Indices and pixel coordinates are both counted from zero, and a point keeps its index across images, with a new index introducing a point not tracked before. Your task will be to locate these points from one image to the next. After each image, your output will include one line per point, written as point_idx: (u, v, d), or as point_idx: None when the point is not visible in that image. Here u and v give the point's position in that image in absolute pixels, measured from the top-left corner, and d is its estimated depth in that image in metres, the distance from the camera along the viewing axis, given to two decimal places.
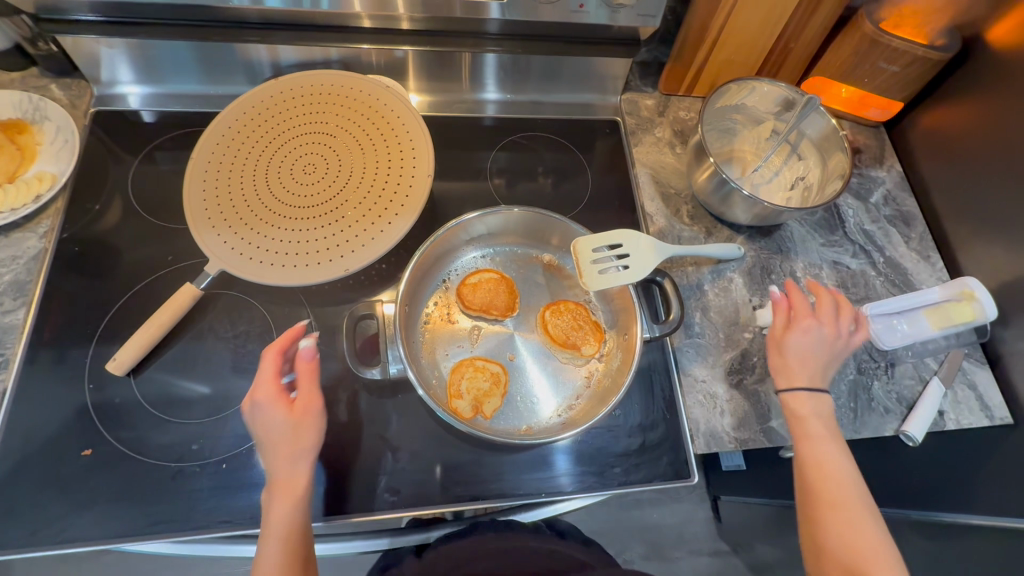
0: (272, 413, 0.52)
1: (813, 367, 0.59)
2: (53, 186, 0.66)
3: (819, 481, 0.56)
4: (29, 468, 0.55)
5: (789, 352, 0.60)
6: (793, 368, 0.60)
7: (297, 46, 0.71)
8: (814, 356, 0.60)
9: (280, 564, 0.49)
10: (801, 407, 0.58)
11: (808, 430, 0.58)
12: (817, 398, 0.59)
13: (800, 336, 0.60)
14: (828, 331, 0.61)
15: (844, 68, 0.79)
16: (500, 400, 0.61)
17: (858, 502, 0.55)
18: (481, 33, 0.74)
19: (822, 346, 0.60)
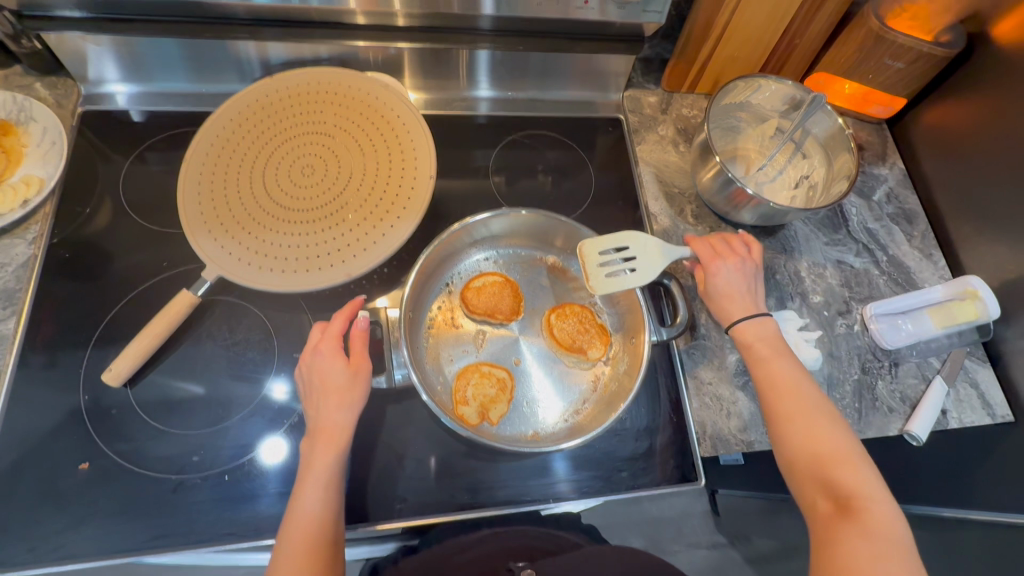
0: (330, 361, 0.52)
1: (744, 300, 0.58)
2: (41, 190, 0.64)
3: (779, 400, 0.52)
4: (23, 483, 0.53)
5: (713, 295, 0.59)
6: (724, 304, 0.58)
7: (285, 43, 0.69)
8: (740, 287, 0.58)
9: (319, 511, 0.48)
10: (748, 333, 0.56)
11: (758, 355, 0.55)
12: (760, 325, 0.57)
13: (716, 274, 0.59)
14: (740, 261, 0.59)
15: (849, 65, 0.78)
16: (507, 406, 0.61)
17: (821, 410, 0.51)
18: (473, 30, 0.72)
19: (745, 278, 0.59)
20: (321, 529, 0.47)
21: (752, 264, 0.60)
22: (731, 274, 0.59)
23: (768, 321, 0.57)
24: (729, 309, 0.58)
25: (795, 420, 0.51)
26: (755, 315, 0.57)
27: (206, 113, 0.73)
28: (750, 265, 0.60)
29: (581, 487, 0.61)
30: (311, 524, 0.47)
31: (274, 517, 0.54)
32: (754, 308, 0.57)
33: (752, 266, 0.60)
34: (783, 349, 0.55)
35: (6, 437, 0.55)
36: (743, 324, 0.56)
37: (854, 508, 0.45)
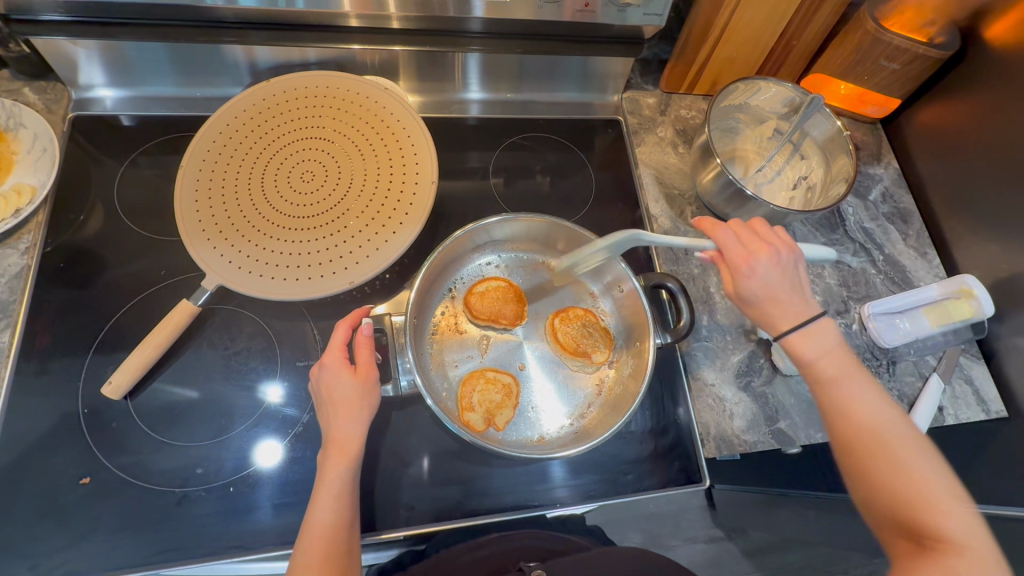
0: (336, 374, 0.52)
1: (791, 305, 0.48)
2: (33, 199, 0.63)
3: (849, 428, 0.45)
4: (24, 500, 0.52)
5: (750, 300, 0.49)
6: (771, 311, 0.48)
7: (273, 46, 0.68)
8: (785, 289, 0.48)
9: (331, 520, 0.48)
10: (806, 349, 0.47)
11: (819, 375, 0.47)
12: (813, 334, 0.47)
13: (749, 279, 0.48)
14: (779, 254, 0.49)
15: (844, 67, 0.79)
16: (513, 411, 0.60)
17: (901, 440, 0.44)
18: (463, 32, 0.71)
19: (789, 276, 0.48)
20: (334, 538, 0.47)
21: (791, 255, 0.49)
22: (768, 275, 0.48)
23: (826, 326, 0.48)
24: (774, 316, 0.48)
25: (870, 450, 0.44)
26: (805, 323, 0.47)
27: (200, 117, 0.72)
28: (791, 257, 0.49)
29: (588, 491, 0.61)
30: (324, 532, 0.47)
31: (281, 529, 0.54)
32: (808, 314, 0.48)
33: (793, 257, 0.49)
34: (853, 365, 0.47)
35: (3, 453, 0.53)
36: (791, 336, 0.47)
37: (943, 556, 0.39)
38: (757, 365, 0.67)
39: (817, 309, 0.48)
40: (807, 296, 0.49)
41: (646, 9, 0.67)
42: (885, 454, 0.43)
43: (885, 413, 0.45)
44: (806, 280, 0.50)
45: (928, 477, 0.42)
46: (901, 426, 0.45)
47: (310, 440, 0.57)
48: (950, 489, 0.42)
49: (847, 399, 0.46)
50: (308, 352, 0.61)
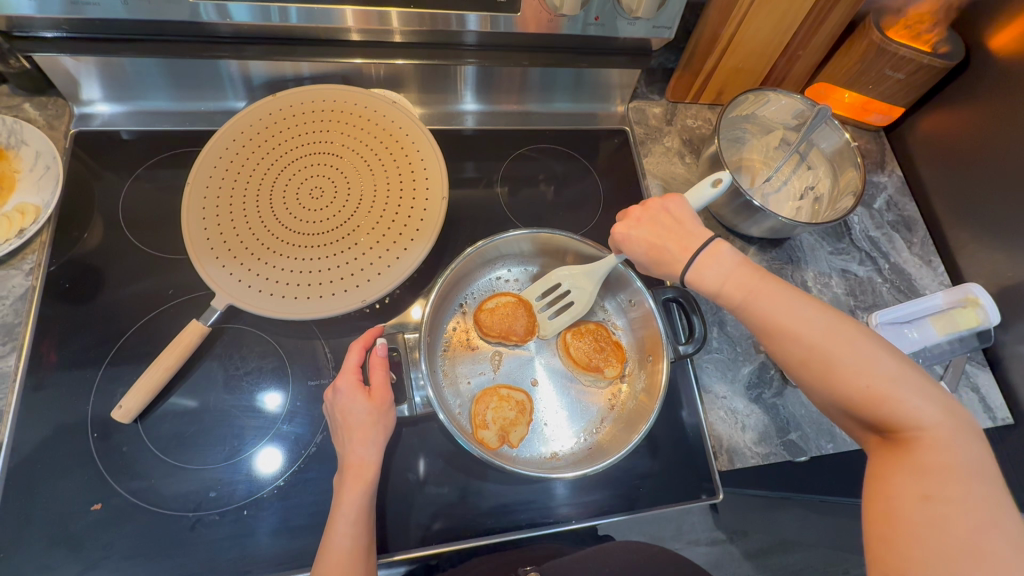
0: (352, 397, 0.51)
1: (670, 248, 0.51)
2: (37, 219, 0.61)
3: (775, 342, 0.45)
4: (34, 527, 0.51)
5: (645, 261, 0.54)
6: (666, 259, 0.52)
7: (268, 61, 0.66)
8: (659, 237, 0.52)
9: (347, 546, 0.47)
10: (706, 281, 0.49)
11: (734, 301, 0.48)
12: (705, 264, 0.49)
13: (627, 245, 0.55)
14: (648, 213, 0.54)
15: (850, 75, 0.79)
16: (526, 428, 0.60)
17: (829, 334, 0.43)
18: (458, 45, 0.70)
19: (660, 225, 0.53)
20: (350, 564, 0.46)
21: (664, 208, 0.53)
22: (637, 234, 0.54)
23: (717, 250, 0.49)
24: (671, 264, 0.52)
25: (808, 360, 0.44)
26: (690, 257, 0.50)
27: (205, 131, 0.71)
28: (659, 210, 0.53)
29: (601, 507, 0.61)
30: (341, 559, 0.46)
31: (294, 552, 0.53)
32: (692, 246, 0.50)
33: (659, 209, 0.54)
34: (756, 277, 0.47)
35: (12, 480, 0.53)
36: (685, 275, 0.50)
37: (907, 446, 0.40)
38: (768, 376, 0.67)
39: (701, 238, 0.50)
40: (688, 232, 0.51)
41: (655, 22, 0.67)
42: (822, 362, 0.43)
43: (810, 314, 0.44)
44: (687, 217, 0.52)
45: (871, 368, 0.42)
46: (828, 324, 0.44)
47: (323, 461, 0.57)
48: (896, 371, 0.41)
49: (771, 315, 0.45)
50: (320, 371, 0.61)
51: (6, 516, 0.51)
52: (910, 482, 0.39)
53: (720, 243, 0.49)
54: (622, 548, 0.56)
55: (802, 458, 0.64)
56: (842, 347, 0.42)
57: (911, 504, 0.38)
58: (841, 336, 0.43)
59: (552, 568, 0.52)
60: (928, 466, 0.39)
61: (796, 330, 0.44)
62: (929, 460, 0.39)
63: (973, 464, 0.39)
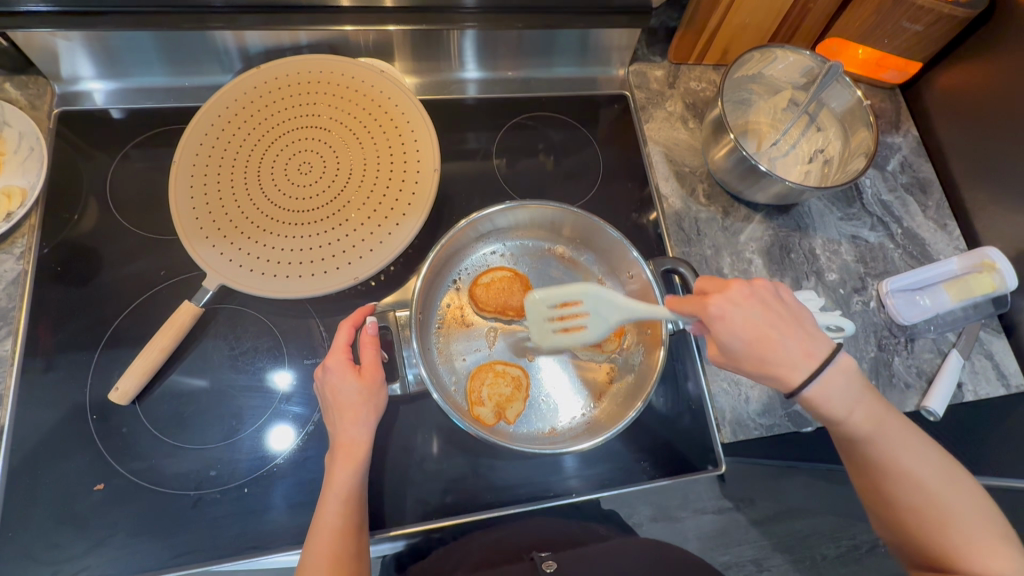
0: (341, 376, 0.51)
1: (792, 347, 0.45)
2: (24, 202, 0.61)
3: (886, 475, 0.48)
4: (41, 506, 0.52)
5: (738, 349, 0.46)
6: (777, 361, 0.45)
7: (264, 30, 0.64)
8: (776, 329, 0.46)
9: (338, 524, 0.47)
10: (831, 405, 0.46)
11: (860, 432, 0.47)
12: (830, 378, 0.45)
13: (727, 327, 0.46)
14: (758, 294, 0.47)
15: (864, 30, 0.73)
16: (523, 404, 0.60)
17: (936, 482, 0.47)
18: (457, 7, 0.67)
19: (775, 314, 0.46)
20: (341, 541, 0.46)
21: (773, 293, 0.47)
22: (744, 316, 0.45)
23: (845, 366, 0.46)
24: (781, 363, 0.45)
25: (919, 502, 0.47)
26: (815, 365, 0.45)
27: (190, 107, 0.69)
28: (772, 294, 0.47)
29: (601, 480, 0.61)
30: (331, 537, 0.46)
31: (294, 529, 0.54)
32: (816, 353, 0.46)
33: (770, 295, 0.47)
34: (887, 415, 0.48)
35: (15, 461, 0.53)
36: (807, 383, 0.45)
37: None
38: None
39: (826, 344, 0.46)
40: (810, 333, 0.46)
41: None
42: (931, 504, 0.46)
43: (929, 462, 0.47)
44: (802, 314, 0.47)
45: (969, 521, 0.46)
46: (946, 475, 0.48)
47: (322, 440, 0.57)
48: (990, 528, 0.46)
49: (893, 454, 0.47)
50: (316, 349, 0.60)
51: (11, 497, 0.52)
52: None
53: (847, 359, 0.46)
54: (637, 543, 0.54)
55: (807, 428, 0.63)
56: (956, 498, 0.47)
57: None
58: (952, 486, 0.47)
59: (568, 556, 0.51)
60: None
61: (918, 475, 0.47)
62: None
63: None
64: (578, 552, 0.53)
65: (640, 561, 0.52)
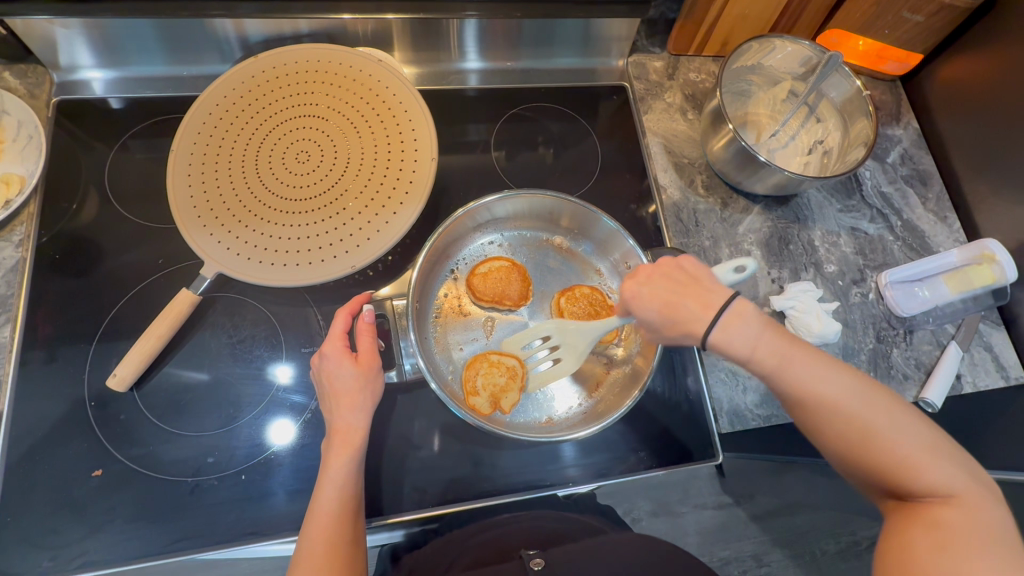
0: (338, 363, 0.51)
1: (688, 305, 0.45)
2: (22, 190, 0.61)
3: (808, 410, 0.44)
4: (40, 491, 0.53)
5: (656, 321, 0.47)
6: (682, 320, 0.45)
7: (262, 19, 0.63)
8: (673, 293, 0.46)
9: (335, 509, 0.47)
10: (736, 347, 0.44)
11: (767, 368, 0.44)
12: (731, 325, 0.44)
13: (638, 304, 0.48)
14: (659, 269, 0.47)
15: (864, 21, 0.73)
16: (518, 394, 0.58)
17: (858, 402, 0.43)
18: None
19: (674, 279, 0.46)
20: (337, 527, 0.47)
21: (676, 265, 0.47)
22: (650, 290, 0.47)
23: (743, 309, 0.44)
24: (688, 324, 0.45)
25: (844, 430, 0.43)
26: (714, 316, 0.44)
27: (188, 97, 0.69)
28: (673, 265, 0.47)
29: (598, 470, 0.61)
30: (326, 522, 0.47)
31: (291, 515, 0.54)
32: (713, 302, 0.44)
33: (673, 265, 0.47)
34: (789, 343, 0.44)
35: (14, 447, 0.54)
36: (710, 334, 0.44)
37: (934, 511, 0.41)
38: None
39: (724, 294, 0.44)
40: (707, 287, 0.45)
41: None
42: (862, 433, 0.42)
43: (845, 385, 0.43)
44: (703, 274, 0.46)
45: (905, 440, 0.42)
46: (864, 394, 0.43)
47: (319, 428, 0.57)
48: (930, 442, 0.42)
49: (807, 386, 0.43)
50: (314, 338, 0.61)
51: (9, 483, 0.52)
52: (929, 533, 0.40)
53: (744, 302, 0.44)
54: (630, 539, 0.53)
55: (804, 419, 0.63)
56: (881, 418, 0.42)
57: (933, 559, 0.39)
58: (879, 407, 0.43)
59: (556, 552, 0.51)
60: (944, 522, 0.40)
61: (834, 401, 0.43)
62: (951, 519, 0.40)
63: (994, 525, 0.40)
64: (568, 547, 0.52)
65: (631, 551, 0.51)
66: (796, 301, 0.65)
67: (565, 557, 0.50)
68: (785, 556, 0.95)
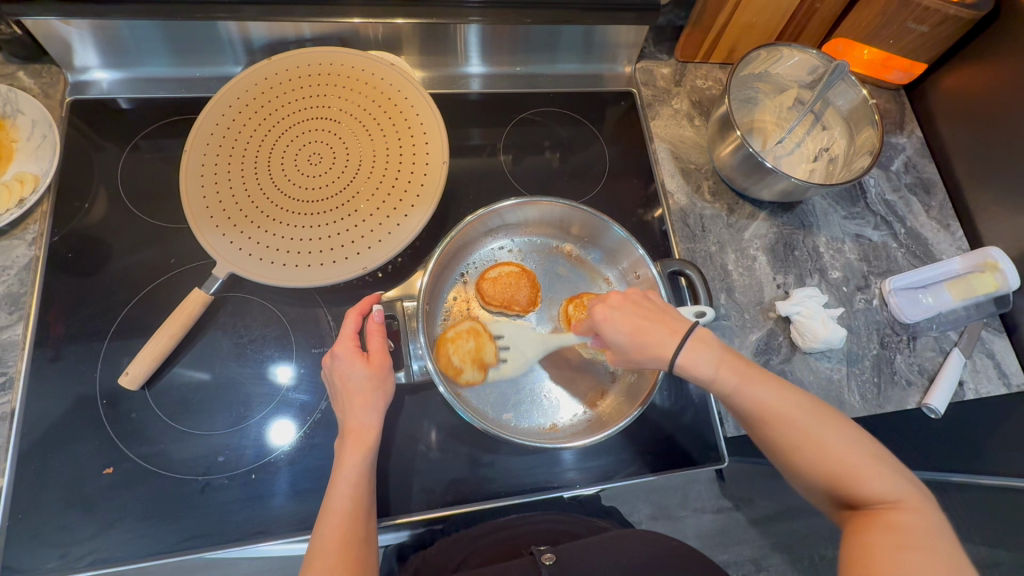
0: (350, 363, 0.52)
1: (658, 330, 0.49)
2: (36, 188, 0.62)
3: (766, 425, 0.47)
4: (51, 488, 0.53)
5: (624, 344, 0.50)
6: (652, 345, 0.49)
7: (269, 22, 0.63)
8: (644, 319, 0.50)
9: (349, 507, 0.48)
10: (697, 367, 0.48)
11: (728, 386, 0.48)
12: (694, 349, 0.48)
13: (608, 327, 0.50)
14: (628, 297, 0.51)
15: (870, 31, 0.74)
16: (492, 341, 0.62)
17: (807, 417, 0.46)
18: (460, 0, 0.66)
19: (642, 307, 0.50)
20: (351, 524, 0.47)
21: (642, 296, 0.52)
22: (621, 314, 0.50)
23: (702, 335, 0.49)
24: (655, 348, 0.49)
25: (799, 442, 0.46)
26: (680, 340, 0.48)
27: (200, 98, 0.70)
28: (641, 295, 0.52)
29: (605, 473, 0.61)
30: (342, 519, 0.47)
31: (300, 515, 0.54)
32: (680, 330, 0.49)
33: (641, 295, 0.52)
34: (744, 363, 0.49)
35: (24, 445, 0.54)
36: (677, 357, 0.48)
37: (890, 514, 0.42)
38: (775, 343, 0.67)
39: (686, 322, 0.50)
40: (672, 316, 0.50)
41: None
42: (817, 444, 0.45)
43: (793, 401, 0.47)
44: (665, 305, 0.52)
45: (852, 451, 0.45)
46: (812, 409, 0.47)
47: (329, 427, 0.58)
48: (873, 453, 0.45)
49: (761, 401, 0.47)
50: (324, 339, 0.61)
51: (20, 481, 0.53)
52: (888, 531, 0.41)
53: (703, 330, 0.50)
54: (639, 536, 0.53)
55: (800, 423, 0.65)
56: (828, 431, 0.46)
57: (894, 557, 0.40)
58: (827, 420, 0.46)
59: (568, 547, 0.51)
60: (898, 523, 0.41)
61: (787, 415, 0.46)
62: (903, 521, 0.41)
63: (941, 529, 0.41)
64: (579, 543, 0.52)
65: (642, 548, 0.51)
66: (802, 306, 0.66)
67: (578, 553, 0.50)
68: (785, 560, 0.95)
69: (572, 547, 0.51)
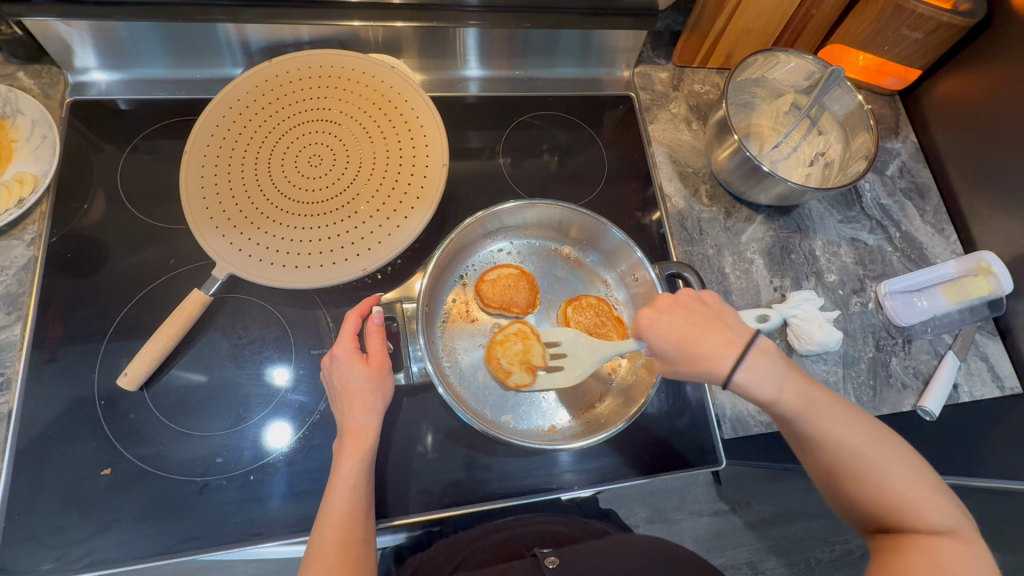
0: (349, 364, 0.52)
1: (710, 338, 0.46)
2: (36, 188, 0.62)
3: (824, 447, 0.46)
4: (48, 489, 0.53)
5: (672, 353, 0.48)
6: (703, 357, 0.46)
7: (267, 24, 0.64)
8: (696, 326, 0.47)
9: (347, 508, 0.48)
10: (758, 387, 0.46)
11: (793, 408, 0.46)
12: (755, 364, 0.45)
13: (655, 333, 0.49)
14: (680, 301, 0.49)
15: (865, 37, 0.75)
16: (540, 343, 0.60)
17: (870, 445, 0.46)
18: (460, 5, 0.67)
19: (695, 313, 0.48)
20: (349, 525, 0.47)
21: (697, 300, 0.50)
22: (669, 321, 0.48)
23: (764, 349, 0.46)
24: (708, 359, 0.46)
25: (855, 467, 0.46)
26: (736, 353, 0.45)
27: (200, 99, 0.70)
28: (693, 299, 0.49)
29: (603, 475, 0.61)
30: (340, 520, 0.47)
31: (297, 516, 0.54)
32: (735, 341, 0.46)
33: (693, 299, 0.49)
34: (809, 386, 0.47)
35: (21, 446, 0.53)
36: (735, 372, 0.45)
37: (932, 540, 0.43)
38: (772, 345, 0.68)
39: (746, 333, 0.47)
40: (729, 325, 0.47)
41: None
42: (876, 473, 0.45)
43: (857, 428, 0.46)
44: (724, 312, 0.49)
45: (909, 481, 0.45)
46: (875, 436, 0.46)
47: (327, 429, 0.58)
48: (928, 482, 0.45)
49: (825, 426, 0.46)
50: (323, 340, 0.61)
51: (17, 482, 0.52)
52: (927, 556, 0.42)
53: (765, 342, 0.47)
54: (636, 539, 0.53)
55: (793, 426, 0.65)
56: (888, 460, 0.45)
57: None
58: (889, 449, 0.46)
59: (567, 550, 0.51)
60: (941, 551, 0.43)
61: (850, 441, 0.46)
62: (944, 548, 0.43)
63: (983, 561, 0.43)
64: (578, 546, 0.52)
65: (640, 551, 0.51)
66: (798, 309, 0.66)
67: (577, 556, 0.50)
68: (782, 563, 0.95)
69: (572, 550, 0.51)
